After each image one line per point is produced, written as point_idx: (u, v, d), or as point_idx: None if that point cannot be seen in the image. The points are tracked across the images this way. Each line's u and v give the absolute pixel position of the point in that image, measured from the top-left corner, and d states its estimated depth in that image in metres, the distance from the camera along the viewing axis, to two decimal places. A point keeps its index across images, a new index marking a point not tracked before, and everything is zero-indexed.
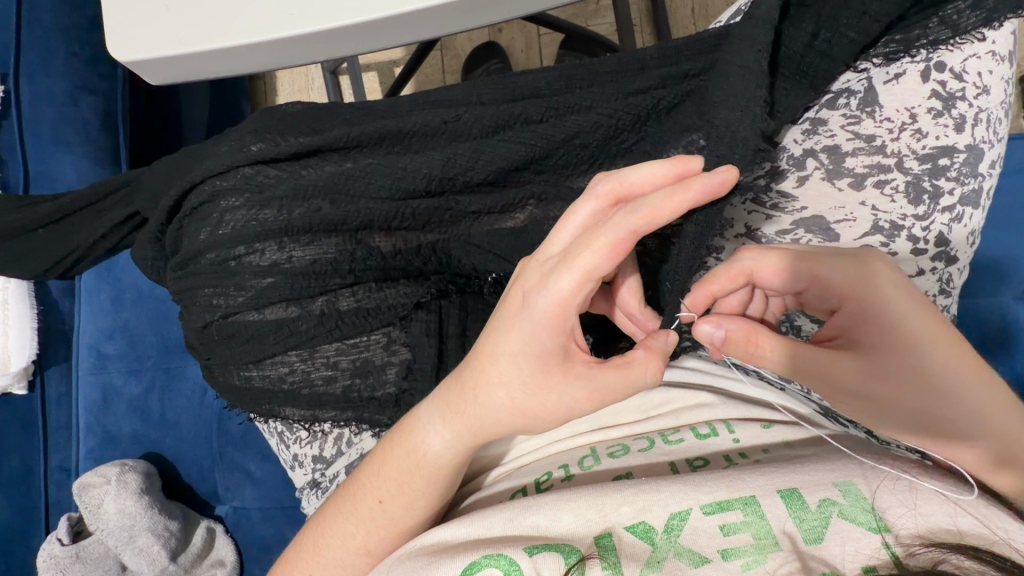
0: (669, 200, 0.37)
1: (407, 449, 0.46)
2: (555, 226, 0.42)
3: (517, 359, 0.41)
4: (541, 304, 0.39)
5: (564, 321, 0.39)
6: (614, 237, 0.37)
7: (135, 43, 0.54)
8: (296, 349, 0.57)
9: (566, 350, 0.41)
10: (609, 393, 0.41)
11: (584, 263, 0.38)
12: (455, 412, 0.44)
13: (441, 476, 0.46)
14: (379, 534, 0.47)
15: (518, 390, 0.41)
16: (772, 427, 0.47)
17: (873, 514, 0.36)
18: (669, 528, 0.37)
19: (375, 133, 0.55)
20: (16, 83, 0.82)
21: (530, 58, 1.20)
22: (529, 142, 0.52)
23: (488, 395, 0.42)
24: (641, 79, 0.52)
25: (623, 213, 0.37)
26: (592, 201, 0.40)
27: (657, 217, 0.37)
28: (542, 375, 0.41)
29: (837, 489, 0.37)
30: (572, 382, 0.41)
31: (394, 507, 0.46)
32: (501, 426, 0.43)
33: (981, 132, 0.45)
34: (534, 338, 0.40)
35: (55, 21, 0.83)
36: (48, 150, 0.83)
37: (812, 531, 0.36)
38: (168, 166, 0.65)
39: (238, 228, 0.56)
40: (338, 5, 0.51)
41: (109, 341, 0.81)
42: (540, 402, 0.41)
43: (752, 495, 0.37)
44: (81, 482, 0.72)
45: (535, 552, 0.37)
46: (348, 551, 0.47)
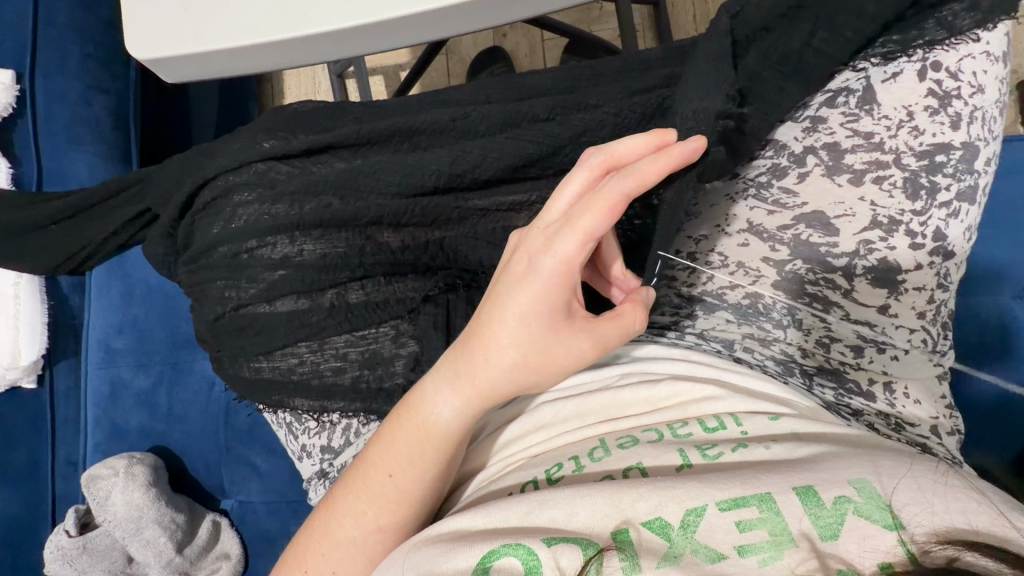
0: (656, 165, 0.39)
1: (416, 421, 0.47)
2: (550, 197, 0.44)
3: (527, 319, 0.42)
4: (548, 264, 0.41)
5: (569, 279, 0.41)
6: (611, 199, 0.39)
7: (152, 42, 0.55)
8: (306, 341, 0.58)
9: (569, 308, 0.43)
10: (610, 340, 0.44)
11: (585, 224, 0.40)
12: (464, 380, 0.45)
13: (449, 446, 0.47)
14: (390, 508, 0.48)
15: (526, 346, 0.43)
16: (780, 419, 0.47)
17: (888, 512, 0.36)
18: (685, 523, 0.38)
19: (385, 131, 0.56)
20: (32, 82, 0.84)
21: (533, 62, 1.22)
22: (536, 140, 0.54)
23: (496, 356, 0.43)
24: (646, 78, 0.53)
25: (617, 179, 0.39)
26: (585, 172, 0.42)
27: (648, 178, 0.39)
28: (549, 332, 0.43)
29: (851, 486, 0.37)
30: (577, 334, 0.43)
31: (405, 480, 0.47)
32: (507, 387, 0.45)
33: (976, 129, 0.46)
34: (541, 298, 0.41)
35: (71, 23, 0.85)
36: (61, 148, 0.84)
37: (828, 527, 0.36)
38: (180, 163, 0.66)
39: (251, 222, 0.58)
40: (351, 6, 0.53)
41: (118, 336, 0.82)
42: (549, 357, 0.43)
43: (768, 492, 0.38)
44: (89, 474, 0.73)
45: (552, 543, 0.38)
46: (358, 529, 0.48)
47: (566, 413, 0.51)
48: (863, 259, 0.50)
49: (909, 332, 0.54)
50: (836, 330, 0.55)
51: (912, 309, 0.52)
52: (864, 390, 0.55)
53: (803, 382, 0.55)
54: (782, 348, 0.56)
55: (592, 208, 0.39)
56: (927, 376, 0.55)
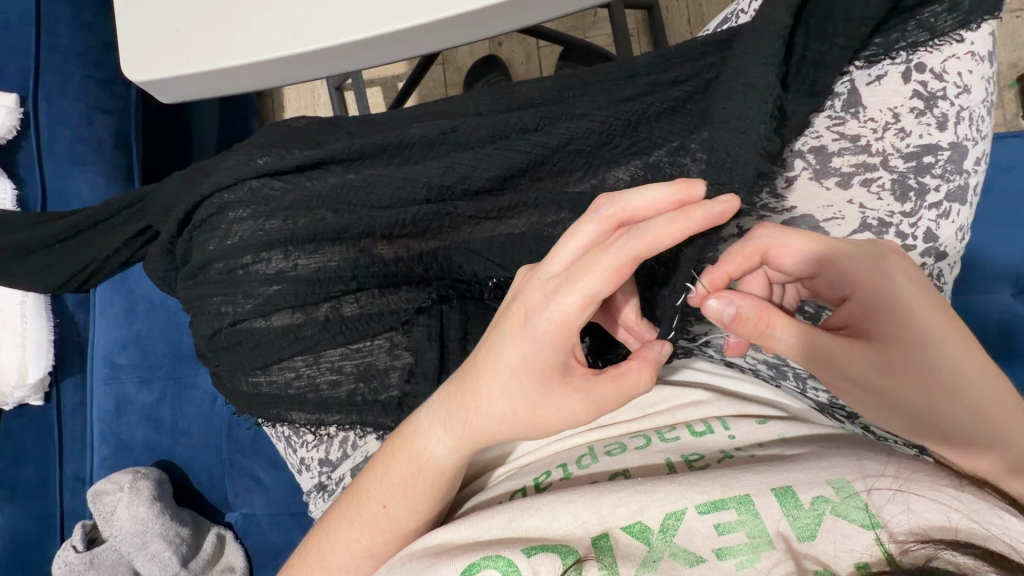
0: (672, 227, 0.38)
1: (410, 455, 0.47)
2: (557, 245, 0.42)
3: (518, 374, 0.42)
4: (544, 322, 0.40)
5: (566, 339, 0.41)
6: (616, 263, 0.38)
7: (146, 64, 0.57)
8: (302, 354, 0.59)
9: (566, 365, 0.42)
10: (605, 404, 0.43)
11: (586, 286, 0.39)
12: (458, 421, 0.45)
13: (447, 479, 0.47)
14: (382, 536, 0.49)
15: (519, 401, 0.43)
16: (767, 423, 0.48)
17: (866, 511, 0.36)
18: (665, 527, 0.38)
19: (376, 145, 0.57)
20: (36, 105, 0.86)
21: (530, 70, 1.23)
22: (524, 149, 0.54)
23: (489, 407, 0.43)
24: (632, 86, 0.54)
25: (625, 240, 0.38)
26: (595, 223, 0.41)
27: (658, 243, 0.38)
28: (542, 389, 0.42)
29: (830, 486, 0.37)
30: (572, 394, 0.42)
31: (399, 512, 0.48)
32: (500, 434, 0.45)
33: (964, 130, 0.46)
34: (537, 356, 0.41)
35: (72, 45, 0.86)
36: (65, 170, 0.86)
37: (806, 529, 0.36)
38: (179, 181, 0.68)
39: (245, 238, 0.58)
40: (339, 23, 0.54)
41: (122, 352, 0.83)
42: (542, 415, 0.43)
43: (746, 494, 0.38)
44: (94, 490, 0.73)
45: (531, 553, 0.38)
46: (354, 554, 0.49)
47: None
48: None
49: None
50: None
51: None
52: None
53: (797, 385, 0.56)
54: (773, 352, 0.56)
55: (596, 271, 0.39)
56: None
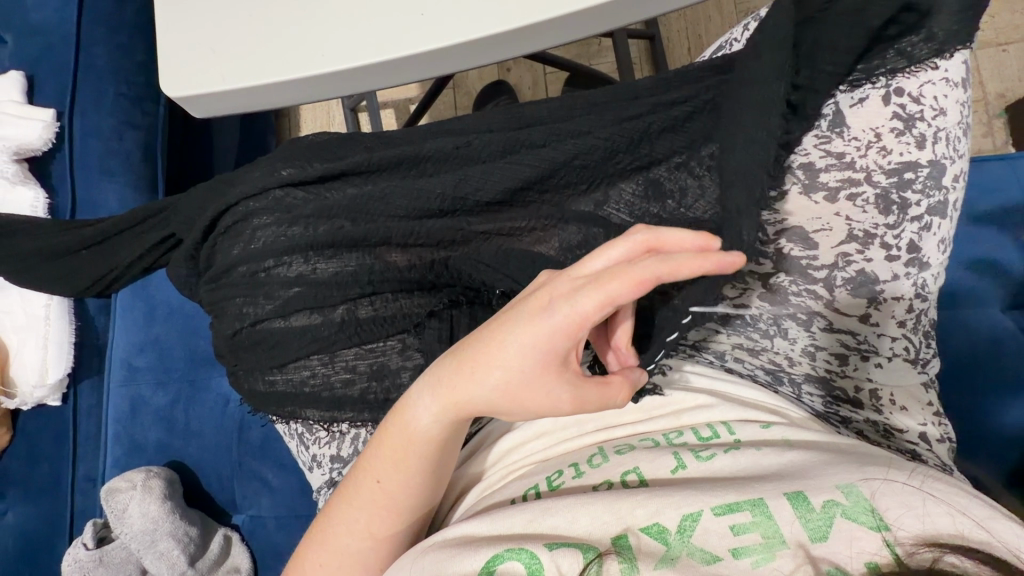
0: (694, 264, 0.41)
1: (401, 427, 0.51)
2: (590, 252, 0.46)
3: (524, 348, 0.44)
4: (565, 311, 0.43)
5: (577, 330, 0.44)
6: (643, 276, 0.41)
7: (182, 80, 0.61)
8: (318, 354, 0.61)
9: (566, 357, 0.45)
10: (588, 403, 0.46)
11: (611, 290, 0.42)
12: (449, 390, 0.48)
13: (430, 449, 0.50)
14: (379, 507, 0.53)
15: (515, 375, 0.45)
16: (771, 427, 0.50)
17: (873, 514, 0.38)
18: (682, 528, 0.40)
19: (394, 158, 0.62)
20: (71, 119, 0.91)
21: (536, 95, 1.29)
22: (532, 164, 0.59)
23: (487, 375, 0.46)
24: (635, 105, 0.57)
25: (655, 260, 0.41)
26: (629, 244, 0.45)
27: (680, 272, 0.41)
28: (539, 372, 0.45)
29: (839, 490, 0.39)
30: (563, 383, 0.45)
31: (392, 486, 0.52)
32: (487, 406, 0.47)
33: (941, 149, 0.48)
34: (547, 338, 0.44)
35: (108, 65, 0.92)
36: (95, 180, 0.91)
37: (817, 530, 0.38)
38: (205, 190, 0.72)
39: (269, 243, 0.62)
40: (364, 47, 0.58)
41: (139, 355, 0.86)
42: (530, 392, 0.45)
43: (760, 497, 0.40)
44: (108, 487, 0.75)
45: (553, 548, 0.40)
46: (357, 533, 0.53)
47: (565, 421, 0.54)
48: (842, 271, 0.52)
49: (892, 339, 0.53)
50: (820, 340, 0.55)
51: (891, 318, 0.52)
52: (852, 397, 0.56)
53: (793, 392, 0.58)
54: (771, 358, 0.58)
55: (619, 278, 0.42)
56: (914, 384, 0.55)
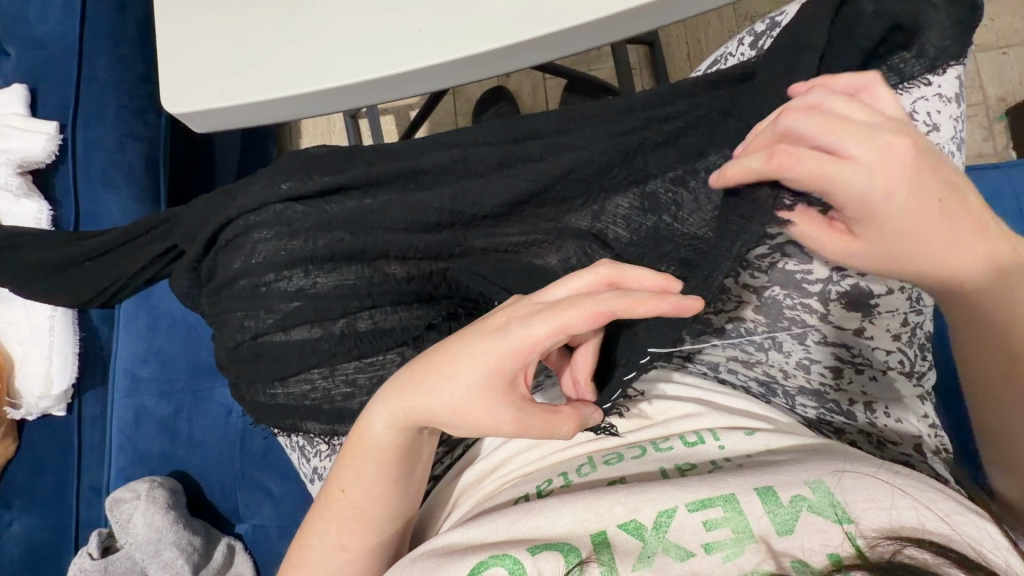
0: (649, 303, 0.43)
1: (358, 438, 0.52)
2: (556, 281, 0.48)
3: (474, 363, 0.45)
4: (516, 333, 0.44)
5: (527, 354, 0.45)
6: (596, 308, 0.43)
7: (183, 97, 0.61)
8: (318, 367, 0.62)
9: (514, 379, 0.45)
10: (530, 426, 0.46)
11: (563, 318, 0.43)
12: (398, 397, 0.49)
13: (384, 457, 0.51)
14: (349, 518, 0.54)
15: (460, 388, 0.46)
16: (756, 433, 0.50)
17: (838, 508, 0.39)
18: (657, 525, 0.41)
19: (392, 172, 0.63)
20: (73, 132, 0.92)
21: (536, 101, 1.30)
22: (529, 178, 0.60)
23: (435, 384, 0.47)
24: (626, 121, 0.58)
25: (611, 295, 0.43)
26: (592, 275, 0.47)
27: (634, 306, 0.43)
28: (485, 389, 0.45)
29: (807, 485, 0.41)
30: (506, 405, 0.45)
31: (358, 496, 0.53)
32: (433, 416, 0.48)
33: None
34: (498, 357, 0.45)
35: (109, 76, 0.92)
36: (97, 192, 0.92)
37: (784, 524, 0.39)
38: (206, 204, 0.72)
39: (269, 257, 0.62)
40: (362, 63, 0.59)
41: (143, 366, 0.86)
42: (472, 407, 0.46)
43: (732, 493, 0.41)
44: (113, 497, 0.76)
45: (536, 552, 0.41)
46: (330, 547, 0.54)
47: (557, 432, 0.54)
48: (837, 284, 0.51)
49: (886, 352, 0.53)
50: (814, 353, 0.55)
51: (886, 331, 0.51)
52: (846, 409, 0.56)
53: (786, 403, 0.58)
54: (765, 370, 0.58)
55: (577, 308, 0.43)
56: (911, 396, 0.54)
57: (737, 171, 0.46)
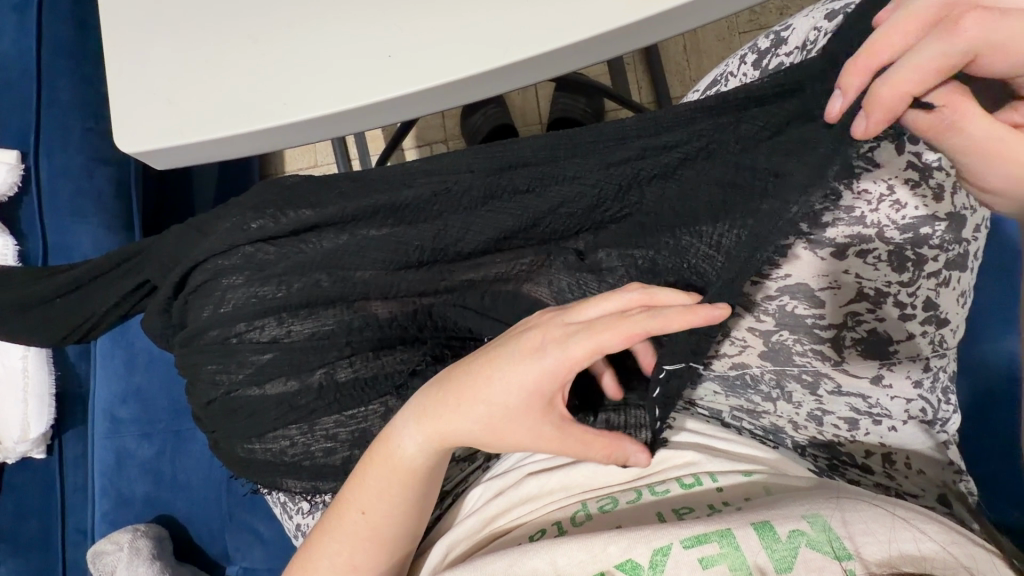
0: (686, 315, 0.38)
1: (386, 460, 0.48)
2: (590, 298, 0.43)
3: (509, 385, 0.42)
4: (551, 356, 0.41)
5: (564, 376, 0.41)
6: (630, 328, 0.39)
7: (141, 135, 0.57)
8: (296, 423, 0.58)
9: (552, 399, 0.42)
10: (571, 446, 0.43)
11: (601, 340, 0.40)
12: (432, 420, 0.45)
13: (415, 480, 0.48)
14: (360, 546, 0.49)
15: (497, 408, 0.43)
16: (753, 474, 0.47)
17: (838, 542, 0.37)
18: (653, 563, 0.39)
19: (369, 208, 0.57)
20: (37, 159, 0.87)
21: (526, 101, 1.24)
22: (515, 213, 0.55)
23: (468, 407, 0.44)
24: (622, 149, 0.53)
25: (648, 315, 0.39)
26: (625, 293, 0.42)
27: (671, 326, 0.39)
28: (523, 410, 0.42)
29: (805, 519, 0.39)
30: (546, 424, 0.42)
31: (378, 520, 0.48)
32: (469, 440, 0.45)
33: (962, 199, 0.44)
34: (534, 378, 0.41)
35: (73, 98, 0.87)
36: (66, 222, 0.87)
37: (783, 560, 0.37)
38: (175, 241, 0.68)
39: (239, 305, 0.58)
40: (332, 93, 0.54)
41: (123, 405, 0.83)
42: (512, 428, 0.43)
43: (728, 527, 0.39)
44: (95, 550, 0.74)
45: None
46: (338, 569, 0.49)
47: (550, 486, 0.50)
48: (852, 331, 0.48)
49: (906, 401, 0.51)
50: (827, 403, 0.52)
51: (907, 378, 0.49)
52: (861, 462, 0.52)
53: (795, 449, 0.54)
54: (772, 420, 0.54)
55: (613, 330, 0.40)
56: (930, 446, 0.52)
57: (927, 56, 0.37)
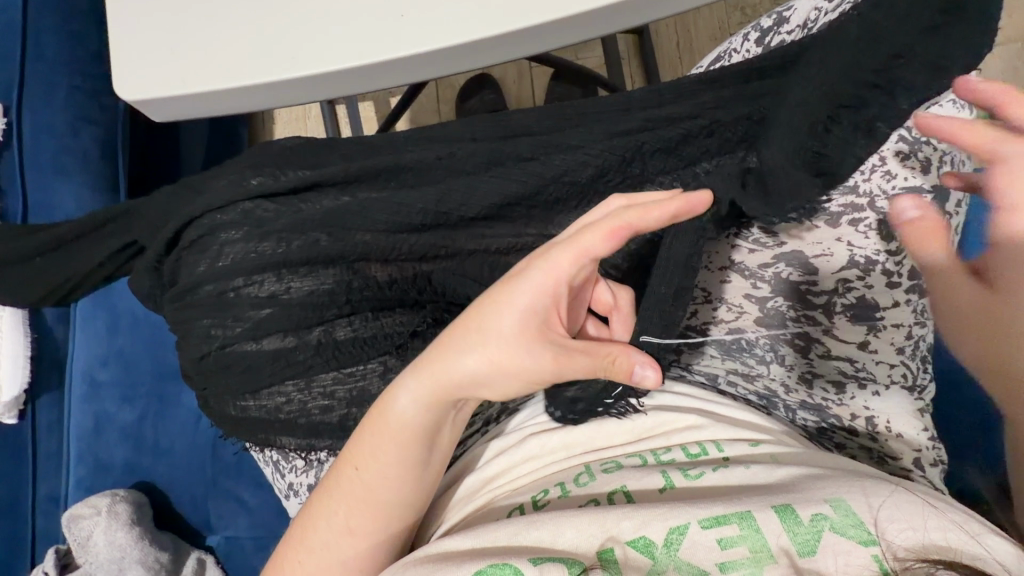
0: (663, 207, 0.42)
1: (379, 413, 0.48)
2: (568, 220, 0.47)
3: (505, 311, 0.44)
4: (541, 269, 0.44)
5: (557, 288, 0.44)
6: (612, 224, 0.42)
7: (141, 83, 0.56)
8: (293, 379, 0.58)
9: (547, 317, 0.45)
10: (575, 363, 0.44)
11: (583, 242, 0.43)
12: (428, 368, 0.46)
13: (411, 437, 0.47)
14: (358, 507, 0.48)
15: (494, 338, 0.44)
16: (760, 445, 0.48)
17: (863, 528, 0.37)
18: (668, 542, 0.38)
19: (373, 169, 0.58)
20: (19, 114, 0.84)
21: (522, 89, 1.25)
22: (519, 180, 0.56)
23: (464, 344, 0.45)
24: (625, 121, 0.55)
25: (623, 211, 0.42)
26: (602, 210, 0.46)
27: (648, 220, 0.42)
28: (519, 333, 0.44)
29: (828, 504, 0.38)
30: (546, 343, 0.44)
31: (371, 476, 0.48)
32: (469, 382, 0.45)
33: (946, 173, 0.48)
34: (528, 297, 0.44)
35: (60, 53, 0.85)
36: (49, 181, 0.84)
37: (806, 544, 0.37)
38: (168, 198, 0.67)
39: (237, 260, 0.58)
40: (340, 49, 0.54)
41: (103, 368, 0.81)
42: (513, 357, 0.44)
43: (748, 510, 0.39)
44: (70, 514, 0.71)
45: (538, 562, 0.38)
46: (332, 530, 0.48)
47: (553, 446, 0.51)
48: (842, 297, 0.51)
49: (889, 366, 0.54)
50: (818, 367, 0.55)
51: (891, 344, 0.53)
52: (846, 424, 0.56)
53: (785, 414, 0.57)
54: (765, 383, 0.57)
55: (594, 230, 0.43)
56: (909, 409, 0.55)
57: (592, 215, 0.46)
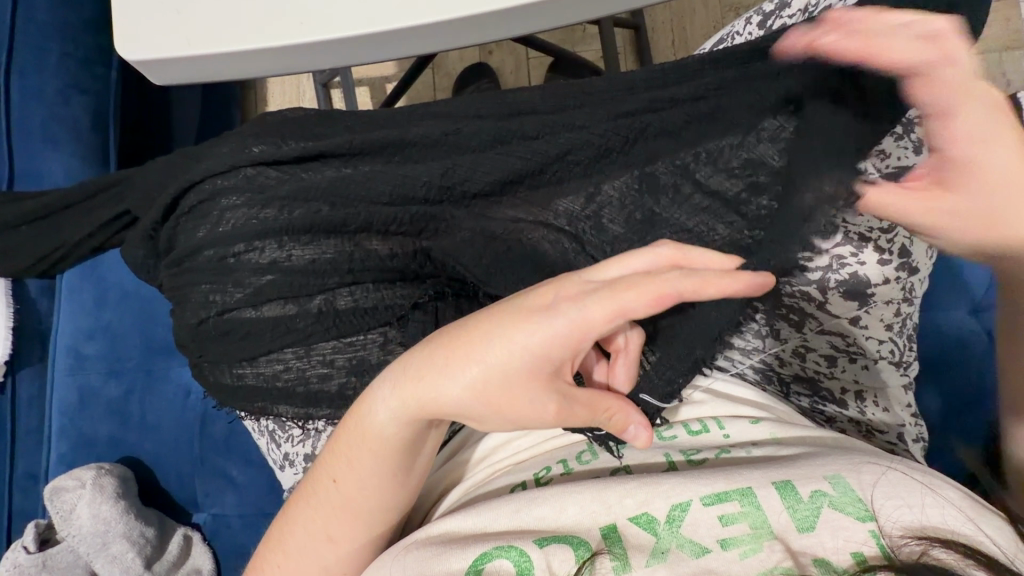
0: (718, 285, 0.41)
1: (358, 424, 0.46)
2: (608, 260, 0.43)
3: (523, 355, 0.41)
4: (569, 318, 0.40)
5: (579, 342, 0.41)
6: (660, 292, 0.39)
7: (144, 44, 0.55)
8: (293, 346, 0.57)
9: (560, 366, 0.42)
10: (572, 414, 0.43)
11: (623, 301, 0.40)
12: (411, 385, 0.44)
13: (391, 452, 0.46)
14: (335, 514, 0.48)
15: (501, 375, 0.41)
16: (760, 422, 0.48)
17: (861, 505, 0.37)
18: (671, 518, 0.39)
19: (377, 142, 0.58)
20: (8, 81, 0.82)
21: (519, 79, 1.26)
22: (524, 157, 0.56)
23: (467, 372, 0.42)
24: (630, 101, 0.56)
25: (676, 276, 0.40)
26: (652, 256, 0.42)
27: (694, 293, 0.40)
28: (526, 377, 0.41)
29: (827, 480, 0.39)
30: (549, 393, 0.42)
31: (349, 486, 0.47)
32: (461, 412, 0.43)
33: None
34: (545, 345, 0.41)
35: (51, 20, 0.83)
36: (37, 150, 0.82)
37: (805, 520, 0.37)
38: (165, 165, 0.66)
39: (239, 225, 0.57)
40: (348, 16, 0.54)
41: (89, 341, 0.79)
42: (512, 399, 0.42)
43: (749, 487, 0.39)
44: (52, 486, 0.69)
45: (544, 544, 0.39)
46: (310, 533, 0.48)
47: None
48: (835, 272, 0.52)
49: (878, 342, 0.55)
50: (811, 340, 0.56)
51: (880, 321, 0.55)
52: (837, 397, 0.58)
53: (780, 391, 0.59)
54: None
55: (641, 291, 0.40)
56: (896, 385, 0.57)
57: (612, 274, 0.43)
